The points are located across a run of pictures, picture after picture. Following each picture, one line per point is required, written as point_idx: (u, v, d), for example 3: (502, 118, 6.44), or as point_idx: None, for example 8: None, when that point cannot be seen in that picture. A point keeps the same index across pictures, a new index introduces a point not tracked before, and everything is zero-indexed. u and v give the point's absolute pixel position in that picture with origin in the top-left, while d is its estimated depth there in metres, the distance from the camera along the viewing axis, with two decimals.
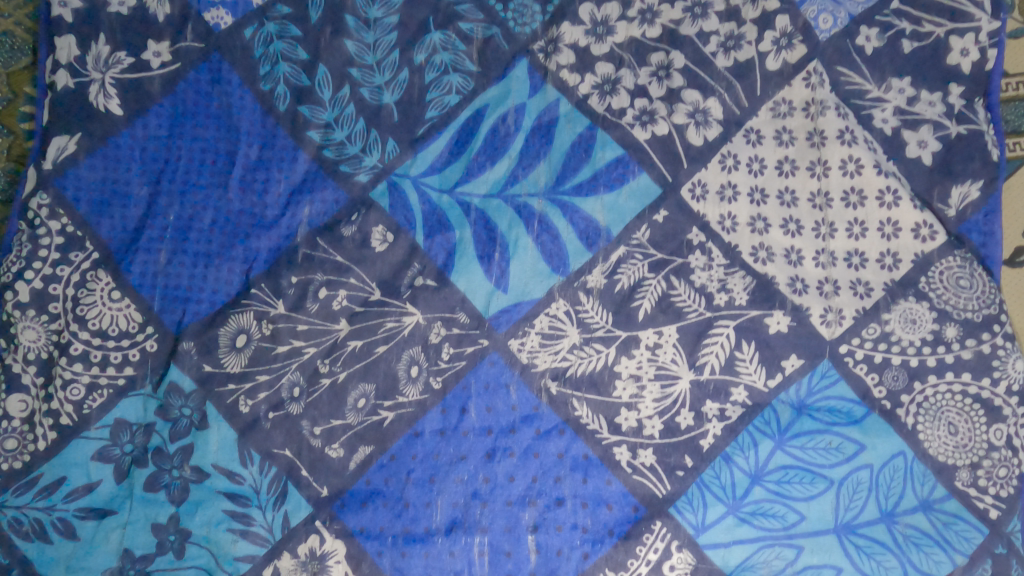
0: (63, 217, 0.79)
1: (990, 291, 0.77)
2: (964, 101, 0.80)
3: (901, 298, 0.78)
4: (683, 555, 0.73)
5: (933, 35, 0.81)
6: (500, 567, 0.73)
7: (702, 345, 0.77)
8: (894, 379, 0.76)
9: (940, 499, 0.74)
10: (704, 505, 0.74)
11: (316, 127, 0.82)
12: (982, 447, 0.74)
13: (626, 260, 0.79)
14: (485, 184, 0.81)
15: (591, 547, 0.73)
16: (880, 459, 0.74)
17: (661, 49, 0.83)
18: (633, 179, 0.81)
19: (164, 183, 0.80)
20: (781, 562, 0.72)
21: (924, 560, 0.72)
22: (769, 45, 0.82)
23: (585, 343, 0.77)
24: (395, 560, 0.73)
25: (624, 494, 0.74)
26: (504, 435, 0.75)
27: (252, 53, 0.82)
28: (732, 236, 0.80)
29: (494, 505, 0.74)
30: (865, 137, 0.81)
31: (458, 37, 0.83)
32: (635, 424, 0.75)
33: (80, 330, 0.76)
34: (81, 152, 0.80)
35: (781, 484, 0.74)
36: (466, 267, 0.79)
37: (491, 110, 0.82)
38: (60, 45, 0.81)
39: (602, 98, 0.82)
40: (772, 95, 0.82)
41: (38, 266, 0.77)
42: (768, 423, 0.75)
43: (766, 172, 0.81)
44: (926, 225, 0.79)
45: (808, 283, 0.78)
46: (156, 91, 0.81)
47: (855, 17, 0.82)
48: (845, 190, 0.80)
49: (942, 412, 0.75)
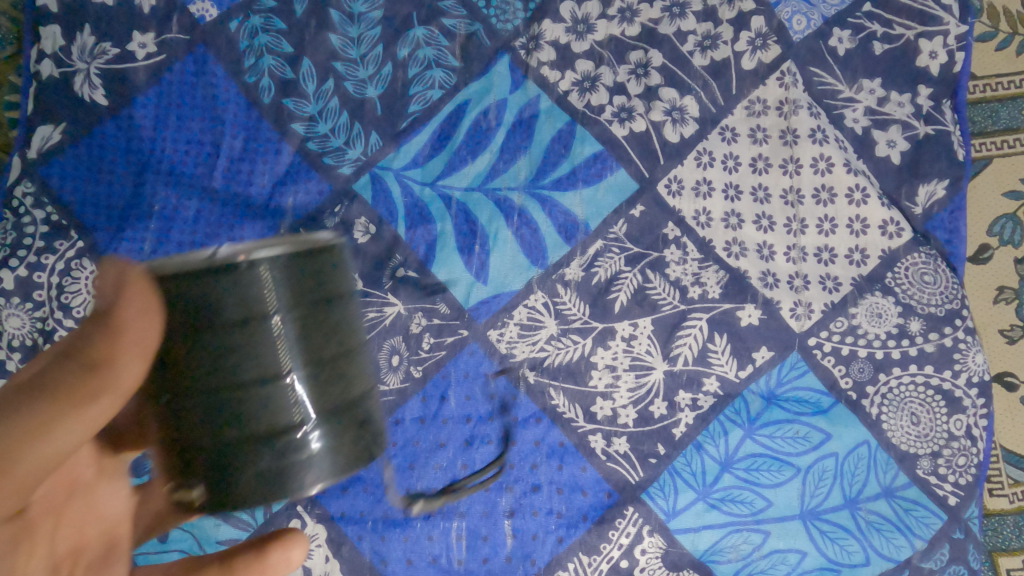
0: (48, 206, 0.80)
1: (953, 287, 0.80)
2: (932, 103, 0.83)
3: (868, 293, 0.80)
4: (655, 539, 0.75)
5: (903, 37, 0.84)
6: (477, 551, 0.75)
7: (676, 337, 0.79)
8: (860, 371, 0.79)
9: (902, 486, 0.77)
10: (675, 492, 0.76)
11: (300, 120, 0.83)
12: (942, 436, 0.77)
13: (603, 254, 0.81)
14: (466, 178, 0.82)
15: (566, 532, 0.76)
16: (845, 447, 0.77)
17: (640, 48, 0.85)
18: (611, 175, 0.83)
19: (149, 174, 0.81)
20: (748, 546, 0.75)
21: (885, 545, 0.76)
22: (745, 45, 0.84)
23: (562, 334, 0.79)
24: (375, 543, 0.75)
25: (599, 480, 0.76)
26: (482, 423, 0.77)
27: (236, 45, 0.83)
28: (707, 232, 0.82)
29: (472, 491, 0.76)
30: (836, 136, 0.83)
31: (441, 33, 0.84)
32: (610, 413, 0.78)
33: (65, 317, 0.78)
34: (66, 142, 0.81)
35: (750, 471, 0.76)
36: (447, 259, 0.81)
37: (473, 105, 0.84)
38: (45, 35, 0.82)
39: (582, 94, 0.84)
40: (748, 94, 0.84)
41: (23, 254, 0.78)
42: (738, 412, 0.78)
43: (741, 169, 0.83)
44: (893, 222, 0.82)
45: (779, 277, 0.81)
46: (142, 83, 0.82)
47: (828, 19, 0.85)
48: (816, 187, 0.82)
49: (906, 402, 0.78)
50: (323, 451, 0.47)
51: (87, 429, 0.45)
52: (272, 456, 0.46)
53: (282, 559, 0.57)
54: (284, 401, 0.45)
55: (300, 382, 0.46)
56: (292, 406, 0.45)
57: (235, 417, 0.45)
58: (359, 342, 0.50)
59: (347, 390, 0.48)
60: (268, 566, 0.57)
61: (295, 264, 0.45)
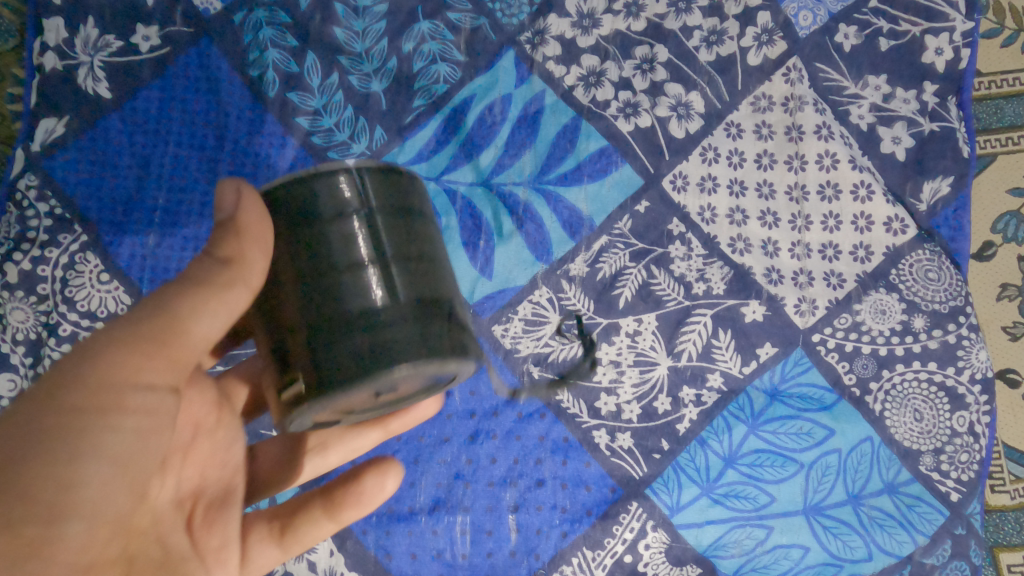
0: (52, 199, 0.79)
1: (957, 284, 0.80)
2: (937, 99, 0.83)
3: (872, 290, 0.80)
4: (658, 534, 0.76)
5: (909, 34, 0.84)
6: (481, 545, 0.75)
7: (680, 333, 0.79)
8: (864, 367, 0.79)
9: (905, 482, 0.77)
10: (679, 487, 0.76)
11: (304, 114, 0.83)
12: (945, 433, 0.78)
13: (608, 249, 0.81)
14: (471, 173, 0.82)
15: (570, 527, 0.76)
16: (849, 444, 0.77)
17: (645, 43, 0.85)
18: (616, 170, 0.83)
19: (154, 168, 0.81)
20: (751, 542, 0.76)
21: (887, 540, 0.76)
22: (751, 41, 0.84)
23: (566, 330, 0.79)
24: (379, 538, 0.75)
25: (603, 475, 0.77)
26: (486, 418, 0.77)
27: (241, 38, 0.83)
28: (712, 227, 0.82)
29: (476, 485, 0.76)
30: (841, 133, 0.83)
31: (446, 27, 0.84)
32: (614, 408, 0.78)
33: (69, 311, 0.77)
34: (69, 135, 0.80)
35: (754, 467, 0.76)
36: (452, 254, 0.81)
37: (478, 100, 0.83)
38: (49, 27, 0.81)
39: (587, 90, 0.84)
40: (753, 90, 0.84)
41: (27, 247, 0.78)
42: (742, 408, 0.78)
43: (746, 165, 0.83)
44: (898, 219, 0.82)
45: (783, 273, 0.81)
46: (146, 76, 0.82)
47: (834, 14, 0.85)
48: (821, 184, 0.82)
49: (909, 399, 0.78)
50: (415, 334, 0.47)
51: (226, 316, 0.48)
52: (362, 335, 0.46)
53: (376, 484, 0.59)
54: (368, 281, 0.47)
55: (381, 267, 0.48)
56: (375, 286, 0.47)
57: (326, 299, 0.47)
58: (440, 255, 0.52)
59: (432, 287, 0.49)
60: (362, 492, 0.59)
61: (377, 176, 0.50)
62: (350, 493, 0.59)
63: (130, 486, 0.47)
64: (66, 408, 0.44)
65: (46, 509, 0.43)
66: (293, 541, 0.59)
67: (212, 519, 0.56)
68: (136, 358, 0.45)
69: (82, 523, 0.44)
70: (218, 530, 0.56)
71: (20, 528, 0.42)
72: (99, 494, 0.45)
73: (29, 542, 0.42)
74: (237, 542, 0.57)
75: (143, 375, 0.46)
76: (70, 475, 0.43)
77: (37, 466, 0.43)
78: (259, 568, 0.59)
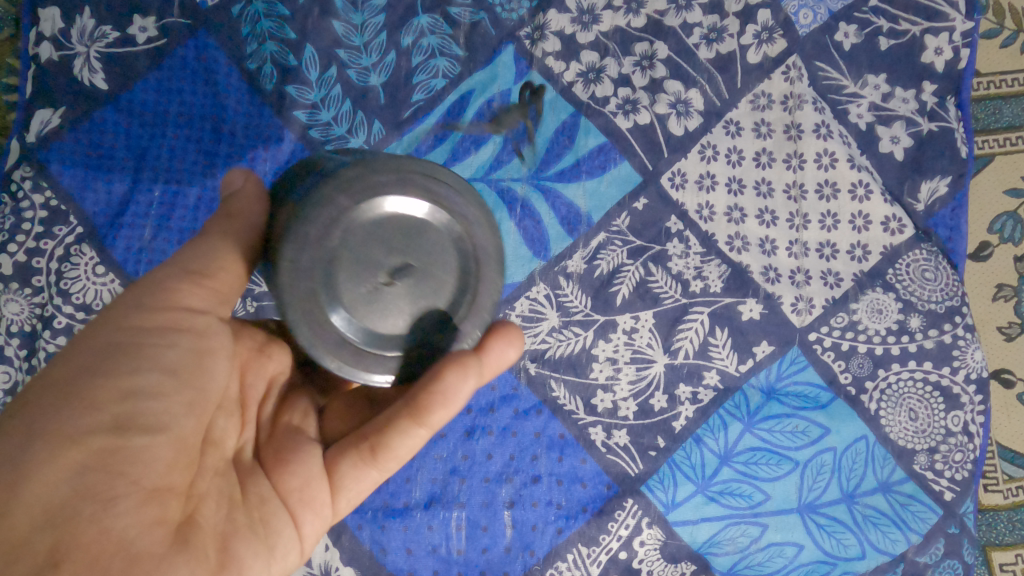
0: (47, 191, 0.79)
1: (953, 284, 0.81)
2: (936, 99, 0.83)
3: (869, 289, 0.81)
4: (654, 531, 0.76)
5: (909, 33, 0.84)
6: (476, 541, 0.76)
7: (677, 331, 0.79)
8: (860, 366, 0.79)
9: (899, 481, 0.77)
10: (675, 484, 0.76)
11: (302, 108, 0.82)
12: (940, 432, 0.78)
13: (606, 246, 0.81)
14: (470, 168, 0.82)
15: (565, 523, 0.76)
16: (844, 443, 0.77)
17: (646, 39, 0.84)
18: (614, 167, 0.83)
19: (150, 161, 0.80)
20: (745, 539, 0.76)
21: (881, 539, 0.76)
22: (751, 39, 0.84)
23: (564, 326, 0.79)
24: (374, 533, 0.75)
25: (598, 472, 0.77)
26: (483, 414, 0.77)
27: (238, 30, 0.82)
28: (710, 225, 0.82)
29: (472, 481, 0.76)
30: (839, 132, 0.83)
31: (446, 21, 0.84)
32: (610, 405, 0.78)
33: (64, 304, 0.77)
34: (65, 126, 0.80)
35: (749, 464, 0.77)
36: None
37: (477, 95, 0.83)
38: (44, 17, 0.81)
39: (586, 86, 0.84)
40: (752, 88, 0.84)
41: (22, 239, 0.78)
42: (738, 406, 0.78)
43: (745, 163, 0.83)
44: (895, 218, 0.82)
45: (780, 272, 0.81)
46: (142, 67, 0.81)
47: (835, 13, 0.85)
48: (819, 183, 0.82)
49: (904, 398, 0.78)
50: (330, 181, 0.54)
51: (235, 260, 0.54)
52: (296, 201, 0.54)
53: (456, 376, 0.53)
54: None
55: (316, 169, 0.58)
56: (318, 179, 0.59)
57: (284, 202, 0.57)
58: None
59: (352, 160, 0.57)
60: (444, 387, 0.53)
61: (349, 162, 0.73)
62: (431, 391, 0.53)
63: (188, 400, 0.49)
64: (121, 337, 0.49)
65: (111, 420, 0.46)
66: (386, 457, 0.56)
67: (286, 459, 0.55)
68: (174, 289, 0.51)
69: (147, 436, 0.47)
70: (297, 469, 0.54)
71: (86, 439, 0.45)
72: (158, 403, 0.48)
73: (100, 451, 0.45)
74: (322, 479, 0.55)
75: (182, 299, 0.51)
76: (130, 384, 0.47)
77: (97, 383, 0.47)
78: (360, 491, 0.56)
